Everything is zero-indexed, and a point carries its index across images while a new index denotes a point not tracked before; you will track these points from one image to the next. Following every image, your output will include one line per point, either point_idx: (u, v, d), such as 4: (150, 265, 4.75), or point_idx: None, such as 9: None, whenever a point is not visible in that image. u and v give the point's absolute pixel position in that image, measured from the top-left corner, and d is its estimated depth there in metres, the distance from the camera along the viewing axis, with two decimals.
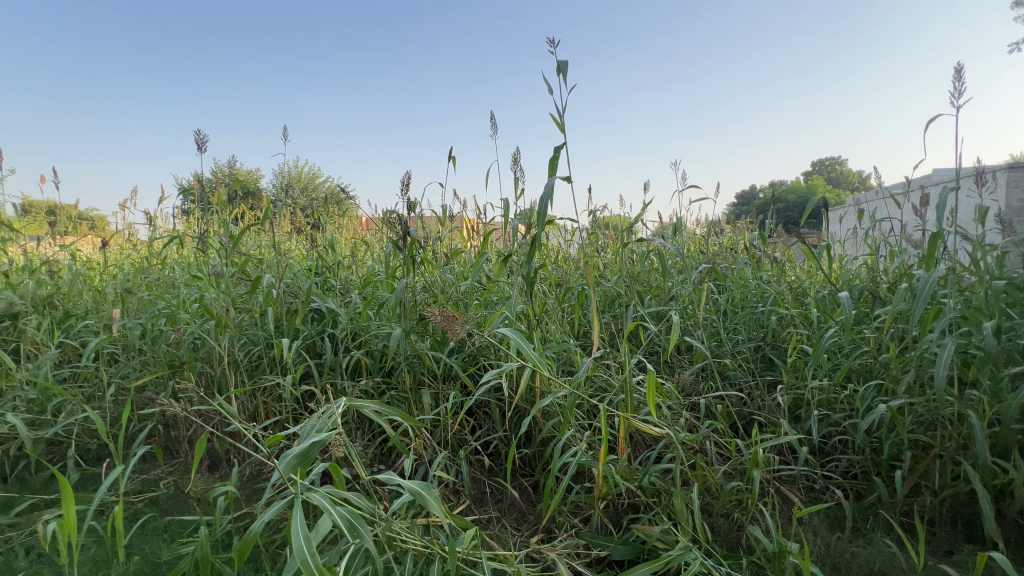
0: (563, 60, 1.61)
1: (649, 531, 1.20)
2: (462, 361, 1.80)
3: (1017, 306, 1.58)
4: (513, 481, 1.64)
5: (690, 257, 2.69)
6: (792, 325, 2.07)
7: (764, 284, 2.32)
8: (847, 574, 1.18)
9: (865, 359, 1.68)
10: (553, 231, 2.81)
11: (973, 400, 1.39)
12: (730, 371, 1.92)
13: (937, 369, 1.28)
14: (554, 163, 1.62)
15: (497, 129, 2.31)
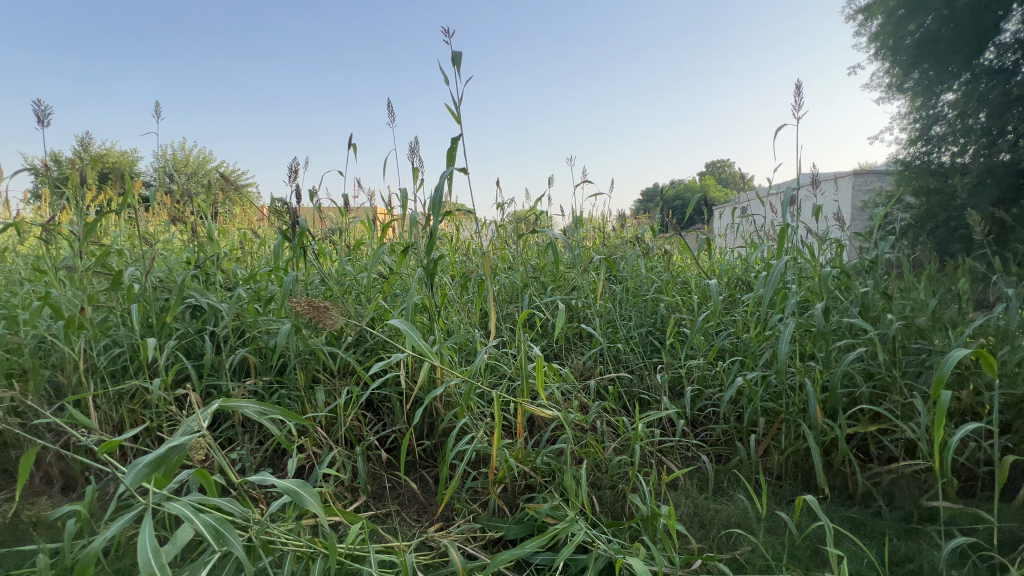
0: (457, 52, 1.62)
1: (539, 509, 1.26)
2: (361, 356, 1.76)
3: (847, 290, 1.88)
4: (415, 474, 1.64)
5: (591, 248, 2.84)
6: (676, 310, 2.28)
7: (655, 274, 2.52)
8: (710, 528, 1.34)
9: (732, 339, 1.91)
10: (461, 224, 2.80)
11: (811, 370, 1.63)
12: (622, 355, 2.07)
13: (781, 345, 1.49)
14: (451, 154, 1.62)
15: (395, 116, 2.25)
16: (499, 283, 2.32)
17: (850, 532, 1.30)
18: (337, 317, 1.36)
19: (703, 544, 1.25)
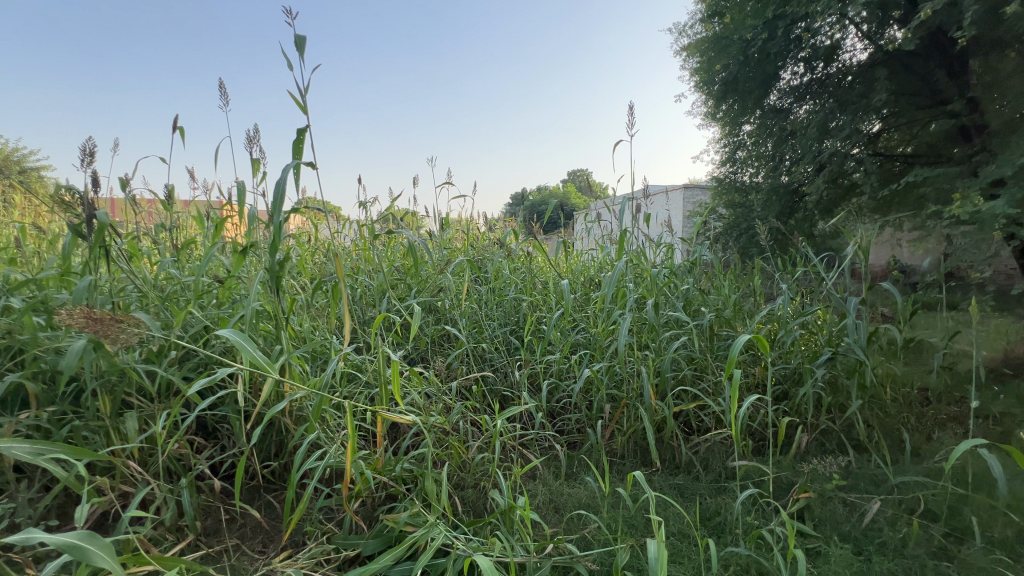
0: (301, 36, 1.49)
1: (397, 518, 1.22)
2: (188, 373, 1.52)
3: (673, 288, 2.17)
4: (259, 501, 1.47)
5: (458, 249, 2.85)
6: (537, 308, 2.40)
7: (518, 274, 2.62)
8: (562, 511, 1.44)
9: (584, 334, 2.08)
10: (317, 221, 2.60)
11: (646, 359, 1.86)
12: (486, 354, 2.12)
13: (620, 338, 1.67)
14: (298, 146, 1.48)
15: (229, 99, 1.99)
16: (360, 286, 2.20)
17: (674, 497, 1.50)
18: (134, 331, 1.13)
19: (556, 527, 1.35)
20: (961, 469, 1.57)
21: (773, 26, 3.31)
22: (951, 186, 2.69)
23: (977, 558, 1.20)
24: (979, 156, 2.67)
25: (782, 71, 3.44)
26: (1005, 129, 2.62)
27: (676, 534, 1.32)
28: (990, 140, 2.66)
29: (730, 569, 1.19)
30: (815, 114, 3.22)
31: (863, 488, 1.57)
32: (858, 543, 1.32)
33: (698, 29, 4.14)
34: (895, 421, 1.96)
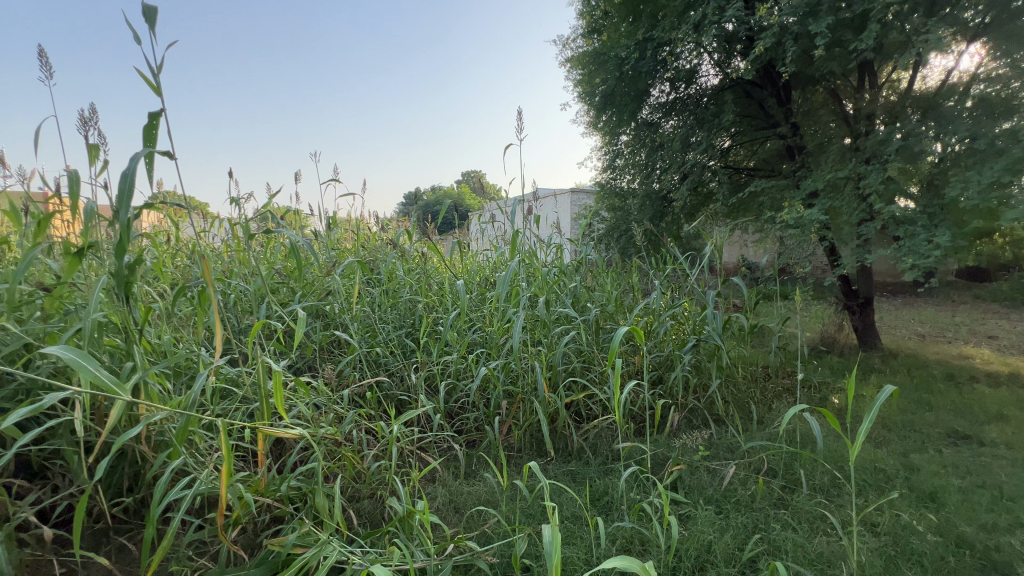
0: (151, 6, 1.30)
1: (284, 541, 1.12)
2: (2, 403, 1.25)
3: (562, 285, 2.30)
4: (107, 546, 1.25)
5: (347, 250, 2.70)
6: (433, 310, 2.38)
7: (413, 275, 2.57)
8: (462, 510, 1.45)
9: (480, 333, 2.11)
10: (178, 220, 2.28)
11: (538, 354, 1.95)
12: (381, 359, 2.05)
13: (514, 336, 1.72)
14: (149, 132, 1.29)
15: (53, 72, 1.66)
16: (233, 291, 1.99)
17: (566, 483, 1.60)
18: None
19: (456, 527, 1.35)
20: (792, 432, 1.89)
21: (643, 47, 3.61)
22: (781, 197, 3.22)
23: (804, 503, 1.46)
24: (800, 171, 3.22)
25: (651, 88, 3.79)
26: (817, 151, 3.21)
27: (569, 517, 1.41)
28: (807, 160, 3.23)
29: (616, 542, 1.29)
30: (680, 130, 3.61)
31: (722, 455, 1.81)
32: (718, 503, 1.52)
33: (580, 43, 4.42)
34: (745, 396, 2.30)
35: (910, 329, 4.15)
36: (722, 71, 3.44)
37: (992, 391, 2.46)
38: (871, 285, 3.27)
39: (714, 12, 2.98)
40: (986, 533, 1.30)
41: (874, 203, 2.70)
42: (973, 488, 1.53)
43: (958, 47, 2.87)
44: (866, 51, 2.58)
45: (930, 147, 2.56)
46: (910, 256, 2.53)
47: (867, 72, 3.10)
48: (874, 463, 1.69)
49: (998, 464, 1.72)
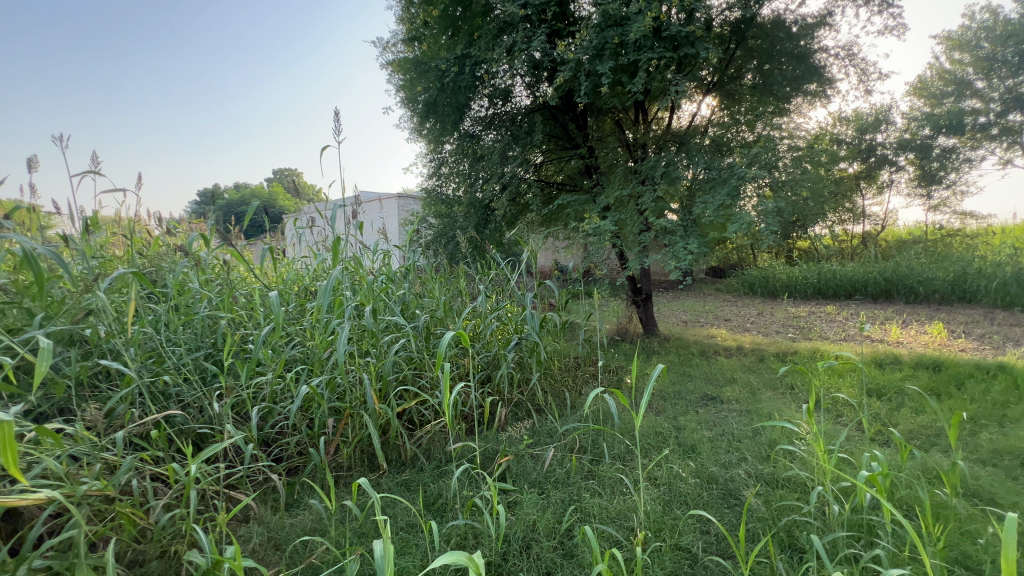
0: None
1: None
2: None
3: (389, 293, 2.26)
4: None
5: (116, 259, 2.19)
6: (240, 326, 2.10)
7: (212, 286, 2.22)
8: (284, 545, 1.32)
9: (300, 349, 1.94)
10: None
11: (367, 366, 1.88)
12: (171, 389, 1.73)
13: (338, 349, 1.63)
14: None
15: None
16: None
17: (401, 493, 1.59)
18: None
19: (277, 565, 1.22)
20: (597, 412, 2.21)
21: (461, 63, 3.75)
22: (582, 209, 3.73)
23: (606, 470, 1.73)
24: (596, 188, 3.77)
25: (471, 102, 3.98)
26: (608, 171, 3.80)
27: (404, 527, 1.40)
28: (601, 178, 3.80)
29: (451, 540, 1.34)
30: (499, 144, 3.87)
31: (542, 442, 2.02)
32: (540, 485, 1.69)
33: (401, 48, 4.38)
34: (560, 385, 2.60)
35: (677, 317, 5.22)
36: (533, 94, 3.80)
37: (727, 360, 3.26)
38: (650, 283, 4.02)
39: (522, 41, 3.28)
40: (725, 468, 1.72)
41: (648, 217, 3.33)
42: (716, 436, 2.01)
43: (698, 98, 3.73)
44: (637, 93, 3.16)
45: (682, 174, 3.27)
46: (674, 260, 3.19)
47: (641, 110, 3.80)
48: (654, 428, 2.09)
49: (730, 415, 2.30)
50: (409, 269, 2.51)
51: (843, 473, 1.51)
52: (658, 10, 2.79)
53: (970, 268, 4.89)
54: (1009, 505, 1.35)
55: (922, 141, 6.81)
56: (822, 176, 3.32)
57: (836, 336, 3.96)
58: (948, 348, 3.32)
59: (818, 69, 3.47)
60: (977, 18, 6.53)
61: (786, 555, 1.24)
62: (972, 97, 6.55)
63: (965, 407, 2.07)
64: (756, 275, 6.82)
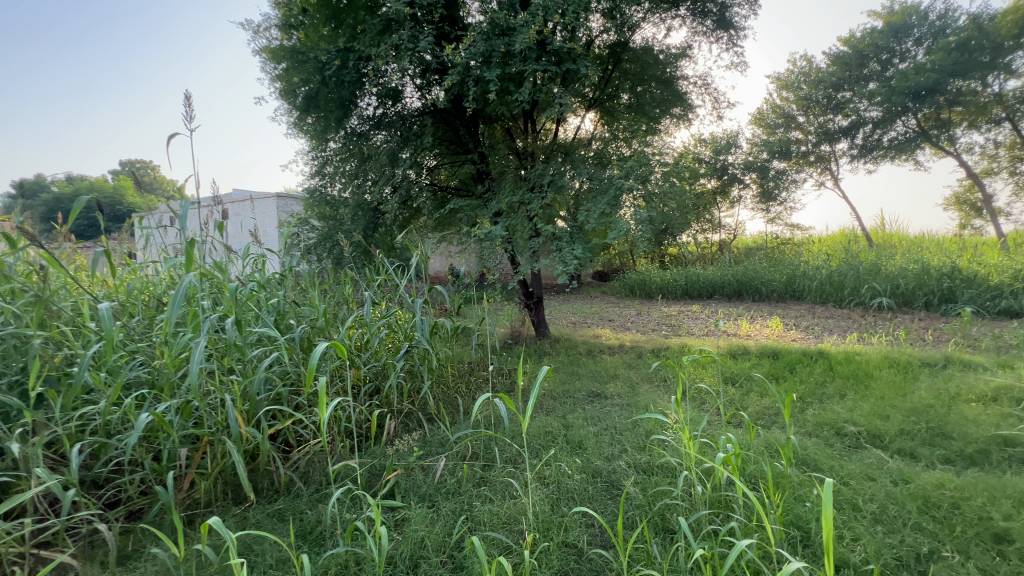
0: None
1: None
2: None
3: (259, 303, 2.03)
4: None
5: None
6: (61, 345, 1.73)
7: (19, 298, 1.80)
8: None
9: (144, 370, 1.66)
10: None
11: (230, 385, 1.67)
12: None
13: (191, 370, 1.40)
14: None
15: None
16: None
17: (271, 526, 1.43)
18: None
19: None
20: (488, 417, 2.22)
21: (345, 57, 3.55)
22: (474, 215, 3.75)
23: (498, 475, 1.73)
24: (487, 194, 3.80)
25: (357, 99, 3.78)
26: (499, 178, 3.86)
27: (274, 565, 1.26)
28: (492, 185, 3.85)
29: (329, 571, 1.23)
30: (387, 145, 3.73)
31: (433, 452, 1.96)
32: (430, 498, 1.64)
33: (275, 34, 4.01)
34: (452, 392, 2.56)
35: (567, 319, 5.48)
36: (423, 96, 3.73)
37: (611, 358, 3.49)
38: (541, 287, 4.14)
39: (409, 40, 3.20)
40: (608, 461, 1.82)
41: (537, 223, 3.44)
42: (601, 430, 2.13)
43: (581, 113, 3.96)
44: (524, 102, 3.25)
45: (568, 183, 3.44)
46: (562, 264, 3.33)
47: (529, 120, 3.93)
48: (544, 428, 2.15)
49: (613, 409, 2.46)
50: (284, 276, 2.28)
51: (705, 455, 1.68)
52: (541, 24, 2.91)
53: (798, 271, 5.85)
54: (828, 469, 1.61)
55: (761, 164, 8.00)
56: (686, 189, 3.72)
57: (700, 332, 4.46)
58: (783, 338, 3.92)
59: (681, 95, 3.89)
60: (798, 64, 7.91)
61: (659, 537, 1.34)
62: (796, 129, 7.91)
63: (796, 389, 2.45)
64: (635, 279, 7.45)
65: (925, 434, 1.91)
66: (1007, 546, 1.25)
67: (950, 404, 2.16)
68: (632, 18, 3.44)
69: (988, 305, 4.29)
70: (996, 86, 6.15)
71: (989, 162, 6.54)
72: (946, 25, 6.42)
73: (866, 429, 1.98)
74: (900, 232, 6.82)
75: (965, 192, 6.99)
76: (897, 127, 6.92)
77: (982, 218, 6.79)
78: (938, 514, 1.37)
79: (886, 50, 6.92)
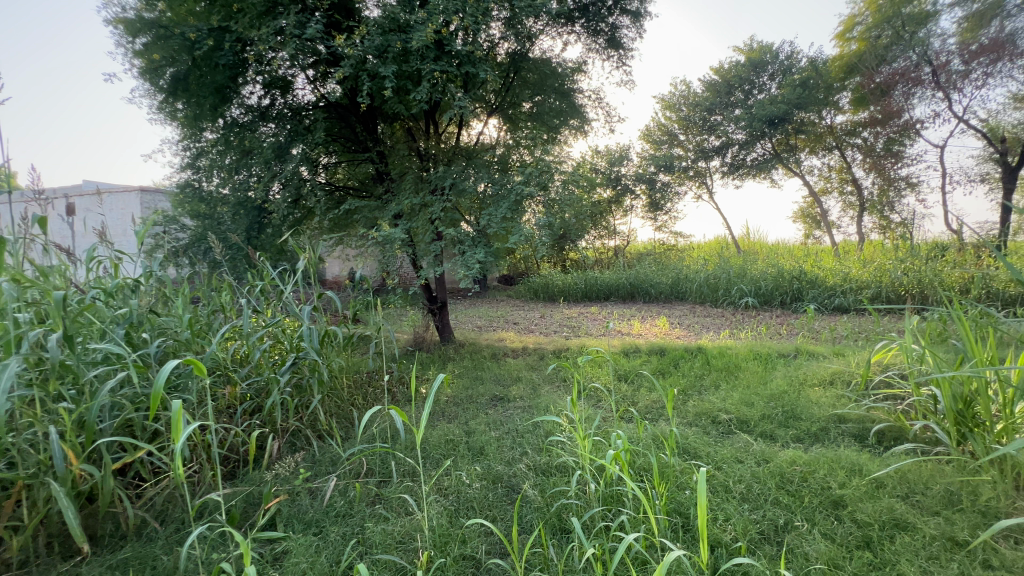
0: None
1: None
2: None
3: (102, 315, 1.71)
4: None
5: None
6: None
7: None
8: None
9: None
10: None
11: (59, 416, 1.39)
12: None
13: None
14: None
15: None
16: None
17: None
18: None
19: None
20: (386, 430, 2.10)
21: (221, 39, 3.19)
22: (373, 216, 3.57)
23: (394, 491, 1.64)
24: (386, 196, 3.64)
25: (236, 86, 3.40)
26: (399, 179, 3.71)
27: None
28: (391, 186, 3.70)
29: None
30: (273, 137, 3.41)
31: (323, 472, 1.81)
32: (317, 524, 1.50)
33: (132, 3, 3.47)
34: (347, 405, 2.40)
35: (472, 323, 5.46)
36: (315, 89, 3.48)
37: (514, 361, 3.53)
38: (445, 291, 4.04)
39: (295, 26, 2.96)
40: (509, 465, 1.82)
41: (439, 227, 3.38)
42: (502, 435, 2.12)
43: (483, 118, 3.98)
44: (422, 102, 3.17)
45: (469, 187, 3.41)
46: (464, 268, 3.29)
47: (431, 121, 3.85)
48: (446, 436, 2.08)
49: (515, 412, 2.47)
50: (139, 283, 1.95)
51: (600, 452, 1.75)
52: (439, 23, 2.86)
53: (681, 275, 6.45)
54: (705, 456, 1.76)
55: (650, 176, 8.61)
56: (582, 197, 3.90)
57: (597, 332, 4.71)
58: (669, 336, 4.28)
59: (578, 108, 4.09)
60: (679, 88, 8.78)
61: (555, 539, 1.36)
62: (678, 146, 8.74)
63: (680, 383, 2.66)
64: (539, 282, 7.67)
65: (782, 416, 2.19)
66: (842, 510, 1.45)
67: (799, 389, 2.50)
68: (531, 29, 3.54)
69: (826, 303, 5.09)
70: (828, 119, 7.40)
71: (825, 183, 7.80)
72: (791, 65, 7.63)
73: (737, 416, 2.21)
74: (761, 240, 7.84)
75: (808, 207, 8.24)
76: (757, 149, 7.96)
77: (821, 229, 8.06)
78: (792, 488, 1.55)
79: (747, 82, 7.96)
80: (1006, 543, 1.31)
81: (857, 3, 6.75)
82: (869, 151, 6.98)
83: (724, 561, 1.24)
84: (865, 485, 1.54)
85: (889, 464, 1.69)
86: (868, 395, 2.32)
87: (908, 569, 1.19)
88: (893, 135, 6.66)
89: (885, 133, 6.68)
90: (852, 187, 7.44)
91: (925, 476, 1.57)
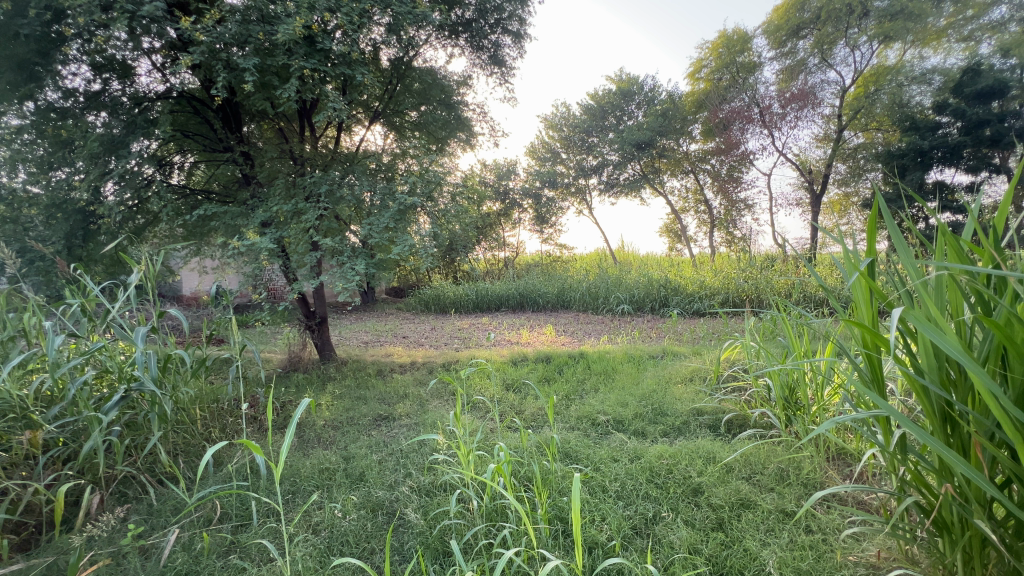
0: None
1: None
2: None
3: None
4: None
5: None
6: None
7: None
8: None
9: None
10: None
11: None
12: None
13: None
14: None
15: None
16: None
17: None
18: None
19: None
20: (246, 465, 1.86)
21: (24, 3, 2.60)
22: (235, 223, 3.18)
23: (253, 536, 1.44)
24: (252, 201, 3.27)
25: (55, 66, 2.80)
26: (267, 183, 3.35)
27: None
28: (259, 191, 3.33)
29: None
30: (103, 128, 2.86)
31: (160, 525, 1.53)
32: None
33: None
34: (199, 440, 2.07)
35: (357, 339, 5.13)
36: (162, 77, 2.98)
37: (401, 377, 3.37)
38: (324, 306, 3.69)
39: (128, 1, 2.52)
40: (390, 490, 1.70)
41: (314, 236, 3.11)
42: (384, 457, 1.98)
43: (364, 123, 3.79)
44: (293, 101, 2.90)
45: (347, 194, 3.18)
46: (343, 280, 3.06)
47: (305, 123, 3.54)
48: (320, 465, 1.89)
49: (400, 432, 2.34)
50: None
51: (485, 466, 1.72)
52: (309, 19, 2.64)
53: (565, 285, 6.81)
54: (585, 459, 1.84)
55: (536, 191, 8.91)
56: (468, 207, 3.88)
57: (487, 343, 4.72)
58: (555, 344, 4.45)
59: (463, 120, 4.11)
60: (560, 109, 9.36)
61: (436, 565, 1.29)
62: (561, 164, 9.30)
63: (564, 389, 2.76)
64: (430, 294, 7.53)
65: (651, 413, 2.38)
66: (700, 496, 1.60)
67: (666, 386, 2.75)
68: (413, 38, 3.46)
69: (687, 308, 5.72)
70: (685, 146, 8.42)
71: (684, 202, 8.86)
72: (654, 97, 8.58)
73: (614, 416, 2.35)
74: (634, 254, 8.58)
75: (671, 223, 9.28)
76: (628, 170, 8.77)
77: (682, 242, 9.11)
78: (659, 480, 1.68)
79: (618, 109, 8.78)
80: (821, 509, 1.55)
81: (704, 48, 7.83)
82: (716, 175, 8.09)
83: (600, 561, 1.30)
84: (717, 470, 1.72)
85: (736, 449, 1.92)
86: (719, 389, 2.63)
87: (751, 544, 1.34)
88: (734, 163, 7.79)
89: (728, 161, 7.80)
90: (705, 206, 8.54)
91: (763, 458, 1.81)
